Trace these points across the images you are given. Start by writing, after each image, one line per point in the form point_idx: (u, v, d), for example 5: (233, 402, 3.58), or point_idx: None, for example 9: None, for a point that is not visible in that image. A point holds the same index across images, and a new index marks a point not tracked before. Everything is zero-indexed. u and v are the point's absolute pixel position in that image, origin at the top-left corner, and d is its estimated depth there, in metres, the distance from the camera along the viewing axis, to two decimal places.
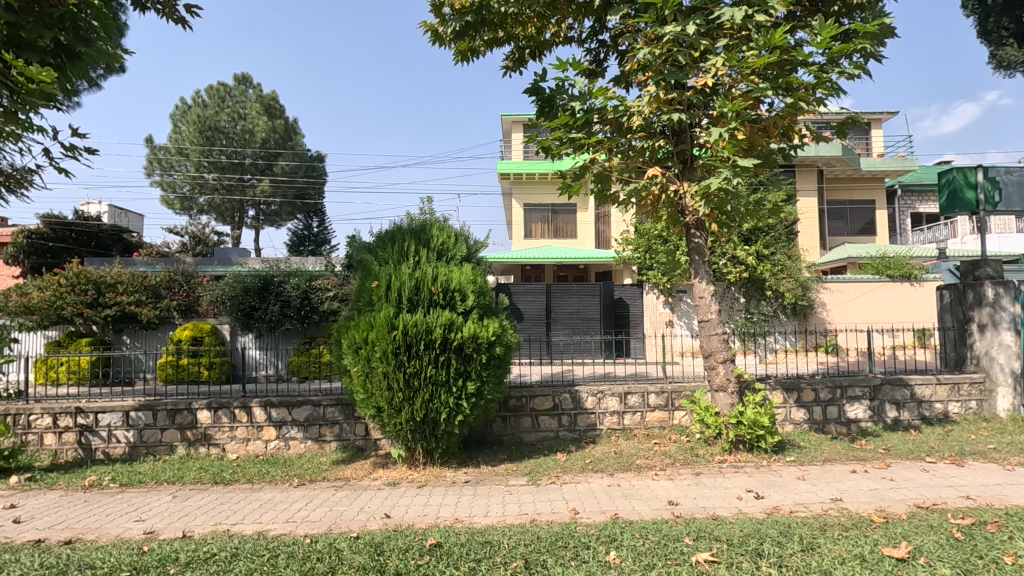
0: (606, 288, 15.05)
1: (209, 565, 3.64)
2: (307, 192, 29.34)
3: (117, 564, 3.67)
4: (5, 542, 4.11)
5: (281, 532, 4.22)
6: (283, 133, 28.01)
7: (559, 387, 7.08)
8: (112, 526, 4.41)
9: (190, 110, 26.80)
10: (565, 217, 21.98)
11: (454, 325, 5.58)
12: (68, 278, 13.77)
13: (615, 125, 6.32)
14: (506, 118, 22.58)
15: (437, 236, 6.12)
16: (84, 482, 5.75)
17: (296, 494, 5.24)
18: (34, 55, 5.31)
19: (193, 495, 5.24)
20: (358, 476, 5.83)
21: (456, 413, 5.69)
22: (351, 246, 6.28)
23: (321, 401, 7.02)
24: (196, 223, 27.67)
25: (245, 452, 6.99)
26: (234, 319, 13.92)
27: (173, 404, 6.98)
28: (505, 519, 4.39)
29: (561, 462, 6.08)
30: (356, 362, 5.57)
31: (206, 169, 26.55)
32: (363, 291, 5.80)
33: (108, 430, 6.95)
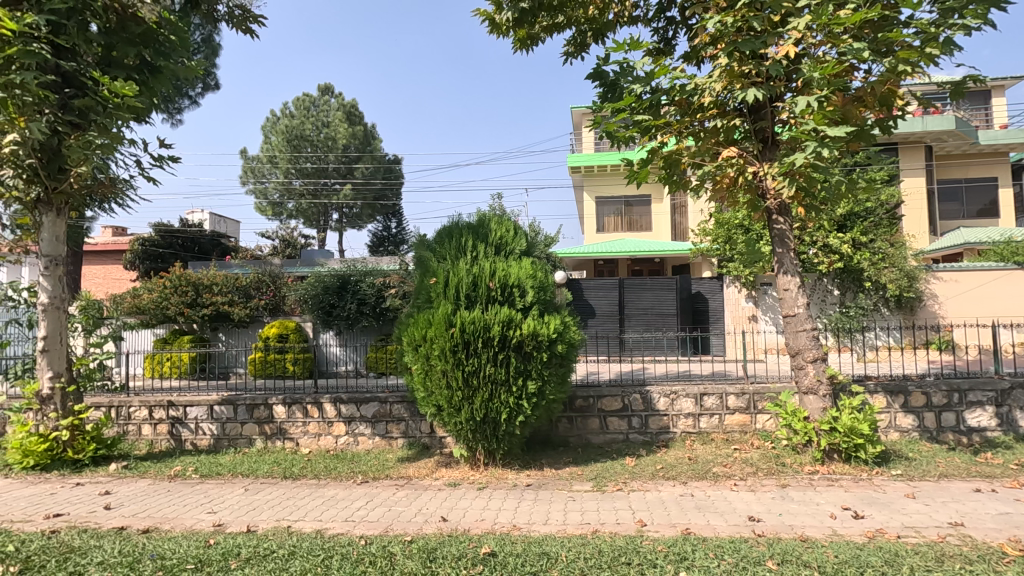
0: (683, 282, 14.36)
1: (267, 562, 3.65)
2: (385, 193, 30.36)
3: (185, 555, 3.78)
4: (93, 528, 4.40)
5: (338, 532, 4.20)
6: (362, 139, 29.18)
7: (628, 387, 6.69)
8: (187, 517, 4.60)
9: (279, 121, 28.64)
10: (639, 209, 21.19)
11: (513, 322, 5.38)
12: (172, 280, 14.94)
13: (684, 105, 5.84)
14: (576, 110, 22.19)
15: (496, 230, 5.92)
16: (170, 472, 6.10)
17: (358, 491, 5.26)
18: (122, 71, 6.44)
19: (263, 490, 5.40)
20: (420, 475, 5.77)
21: (517, 413, 5.48)
22: (411, 244, 6.22)
23: (388, 398, 7.08)
24: (285, 227, 29.44)
25: (317, 447, 7.17)
26: (315, 317, 14.54)
27: (252, 399, 7.31)
28: (565, 529, 4.11)
29: (630, 467, 5.69)
30: (416, 360, 5.49)
31: (293, 175, 28.18)
32: (421, 289, 5.73)
33: (195, 422, 7.38)
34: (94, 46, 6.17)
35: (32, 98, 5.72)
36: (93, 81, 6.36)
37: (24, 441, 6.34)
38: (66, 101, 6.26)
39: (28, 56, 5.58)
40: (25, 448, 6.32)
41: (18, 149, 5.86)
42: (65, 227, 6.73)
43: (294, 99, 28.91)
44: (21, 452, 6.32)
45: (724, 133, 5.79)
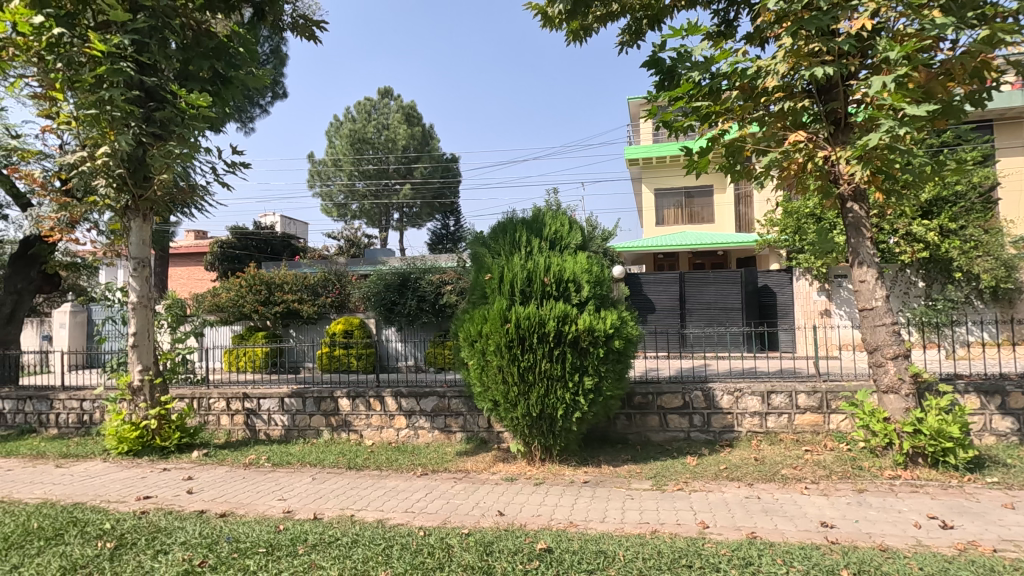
0: (748, 275, 13.76)
1: (332, 548, 3.80)
2: (443, 192, 30.90)
3: (257, 539, 4.01)
4: (177, 511, 4.74)
5: (398, 522, 4.32)
6: (421, 139, 29.84)
7: (689, 384, 6.48)
8: (260, 503, 4.87)
9: (342, 126, 29.78)
10: (701, 201, 20.47)
11: (568, 318, 5.33)
12: (247, 280, 15.86)
13: (747, 89, 5.55)
14: (633, 101, 21.71)
15: (550, 225, 5.88)
16: (245, 460, 6.48)
17: (418, 484, 5.38)
18: (197, 84, 6.89)
19: (329, 479, 5.64)
20: (478, 469, 5.83)
21: (574, 409, 5.42)
22: (466, 240, 6.27)
23: (446, 392, 7.20)
24: (350, 228, 30.55)
25: (380, 439, 7.41)
26: (378, 313, 15.02)
27: (319, 392, 7.64)
28: (623, 527, 4.03)
29: (692, 466, 5.51)
30: (472, 356, 5.54)
31: (356, 177, 29.22)
32: (477, 285, 5.78)
33: (268, 414, 7.81)
34: (172, 62, 6.63)
35: (120, 113, 6.21)
36: (173, 94, 6.84)
37: (119, 428, 6.92)
38: (149, 114, 6.74)
39: (116, 74, 6.07)
40: (120, 435, 6.90)
41: (110, 160, 6.39)
42: (151, 231, 7.27)
43: (356, 103, 29.94)
44: (117, 438, 6.91)
45: (792, 116, 5.46)
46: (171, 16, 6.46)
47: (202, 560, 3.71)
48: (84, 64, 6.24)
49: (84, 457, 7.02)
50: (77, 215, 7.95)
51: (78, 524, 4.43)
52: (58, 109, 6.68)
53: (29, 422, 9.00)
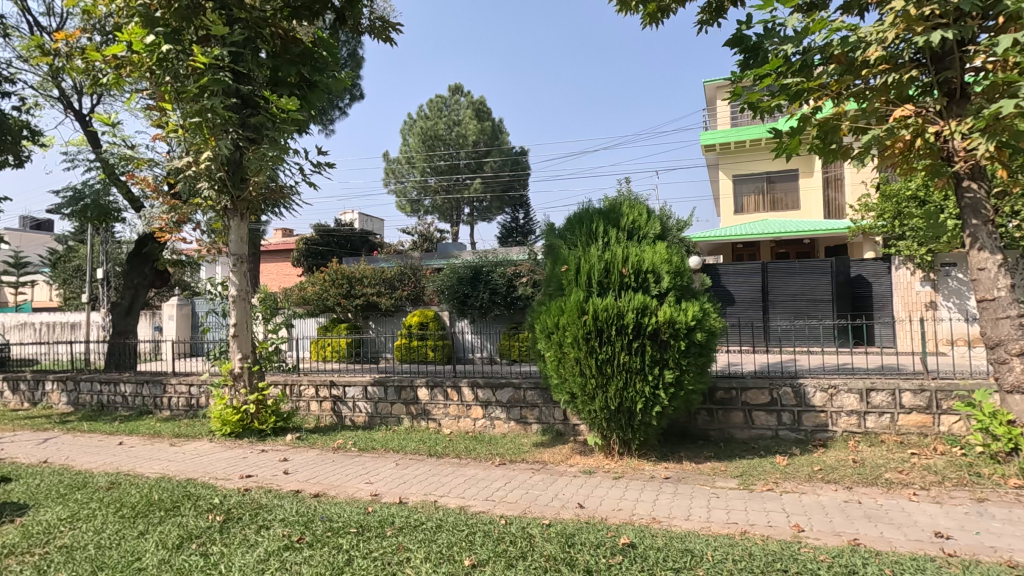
0: (839, 264, 12.87)
1: (418, 532, 3.94)
2: (513, 185, 30.95)
3: (349, 519, 4.22)
4: (276, 489, 5.08)
5: (480, 510, 4.40)
6: (491, 134, 30.10)
7: (777, 379, 6.14)
8: (349, 486, 5.13)
9: (415, 124, 30.66)
10: (785, 186, 19.29)
11: (648, 310, 5.20)
12: (330, 274, 16.69)
13: (843, 62, 5.13)
14: (709, 85, 20.81)
15: (627, 214, 5.73)
16: (334, 444, 6.85)
17: (496, 473, 5.46)
18: (287, 89, 7.31)
19: (411, 465, 5.85)
20: (555, 461, 5.84)
21: (653, 403, 5.28)
22: (542, 232, 6.25)
23: (521, 383, 7.26)
24: (423, 223, 31.37)
25: (457, 428, 7.58)
26: (452, 306, 15.36)
27: (399, 381, 7.94)
28: (710, 527, 3.88)
29: (782, 466, 5.21)
30: (549, 348, 5.52)
31: (429, 174, 30.02)
32: (553, 276, 5.75)
33: (353, 401, 8.20)
34: (265, 70, 7.08)
35: (220, 119, 6.71)
36: (266, 100, 7.30)
37: (223, 411, 7.52)
38: (245, 120, 7.23)
39: (217, 84, 6.59)
40: (224, 418, 7.50)
41: (212, 164, 6.92)
42: (248, 230, 7.82)
43: (428, 101, 30.71)
44: (221, 420, 7.52)
45: (896, 89, 4.97)
46: (263, 26, 7.00)
47: (300, 537, 3.95)
48: (189, 76, 6.80)
49: (193, 437, 7.69)
50: (184, 216, 8.68)
51: (192, 497, 4.86)
52: (167, 118, 7.31)
53: (146, 404, 9.98)
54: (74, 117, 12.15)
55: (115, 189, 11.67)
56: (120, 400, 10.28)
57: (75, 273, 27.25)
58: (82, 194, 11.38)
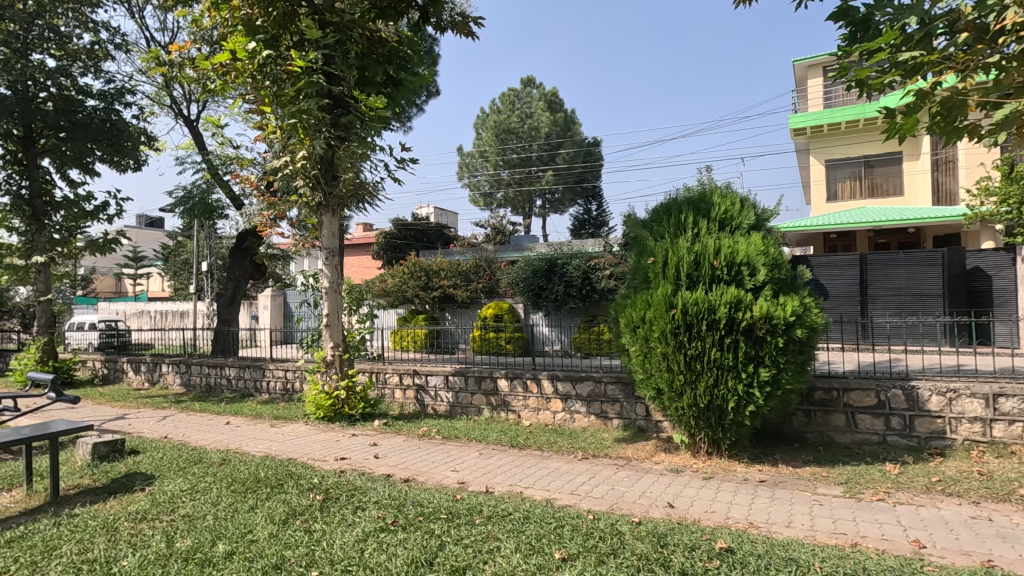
0: (954, 256, 11.69)
1: (506, 522, 3.98)
2: (585, 176, 30.54)
3: (439, 506, 4.35)
4: (369, 473, 5.33)
5: (566, 503, 4.38)
6: (564, 125, 29.84)
7: (885, 380, 5.66)
8: (436, 473, 5.29)
9: (489, 117, 30.98)
10: (887, 170, 17.75)
11: (742, 304, 4.95)
12: (409, 267, 17.25)
13: (971, 31, 4.61)
14: (799, 64, 19.47)
15: (719, 204, 5.46)
16: (419, 432, 7.09)
17: (580, 467, 5.42)
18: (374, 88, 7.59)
19: (495, 455, 5.94)
20: (639, 457, 5.71)
21: (746, 402, 5.00)
22: (625, 224, 6.09)
23: (602, 377, 7.16)
24: (496, 217, 31.67)
25: (537, 420, 7.60)
26: (526, 298, 15.41)
27: (480, 372, 8.07)
28: (815, 536, 3.64)
29: (893, 475, 4.80)
30: (634, 342, 5.39)
31: (501, 167, 30.27)
32: (638, 269, 5.59)
33: (435, 390, 8.43)
34: (353, 70, 7.39)
35: (313, 119, 7.06)
36: (354, 99, 7.60)
37: (316, 396, 7.97)
38: (336, 119, 7.58)
39: (311, 85, 6.96)
40: (317, 402, 7.95)
41: (308, 163, 7.32)
42: (338, 224, 8.20)
43: (501, 95, 30.92)
44: (315, 405, 7.96)
45: None
46: (352, 28, 7.27)
47: (394, 520, 4.11)
48: (286, 80, 7.19)
49: (291, 419, 8.22)
50: (281, 212, 9.24)
51: (294, 476, 5.19)
52: (266, 120, 7.78)
53: (248, 386, 10.77)
54: (184, 123, 13.28)
55: (219, 188, 12.63)
56: (225, 382, 11.17)
57: (183, 267, 29.85)
58: (191, 194, 12.42)
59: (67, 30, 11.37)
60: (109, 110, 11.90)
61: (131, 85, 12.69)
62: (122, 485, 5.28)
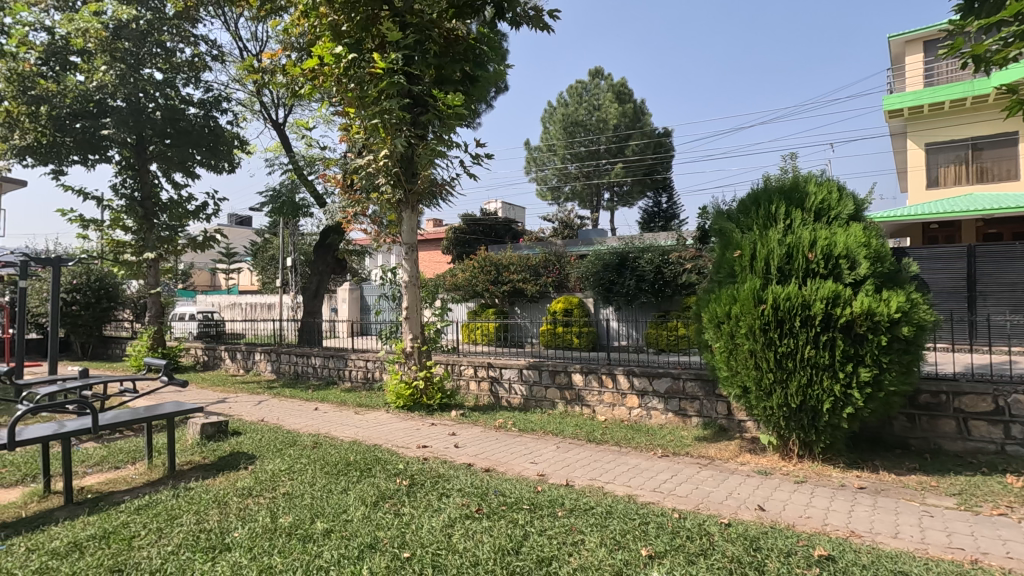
0: None
1: (589, 516, 3.98)
2: (656, 168, 29.69)
3: (521, 496, 4.41)
4: (450, 461, 5.49)
5: (649, 500, 4.31)
6: (633, 116, 29.20)
7: (1004, 385, 5.14)
8: (516, 464, 5.37)
9: (556, 111, 30.91)
10: (997, 153, 16.07)
11: (840, 299, 4.66)
12: (479, 261, 17.51)
13: None
14: (895, 40, 17.94)
15: (814, 193, 5.15)
16: (496, 423, 7.21)
17: (661, 464, 5.31)
18: (451, 86, 7.77)
19: (572, 449, 5.94)
20: (723, 457, 5.52)
21: (843, 403, 4.70)
22: (709, 216, 5.89)
23: (681, 374, 6.97)
24: (564, 211, 31.51)
25: (612, 416, 7.52)
26: (596, 292, 15.23)
27: (554, 366, 8.08)
28: (927, 549, 3.38)
29: (1016, 489, 4.36)
30: (719, 338, 5.21)
31: (569, 160, 30.16)
32: (723, 262, 5.40)
33: (509, 382, 8.54)
34: (430, 70, 7.60)
35: (394, 118, 7.30)
36: (433, 98, 7.80)
37: (397, 385, 8.29)
38: (416, 118, 7.82)
39: (393, 86, 7.20)
40: (398, 391, 8.25)
41: (389, 161, 7.58)
42: (417, 220, 8.46)
43: (569, 88, 30.74)
44: (395, 394, 8.27)
45: None
46: (431, 28, 7.50)
47: (478, 508, 4.21)
48: (370, 82, 7.46)
49: (373, 407, 8.60)
50: (363, 210, 9.65)
51: (381, 461, 5.44)
52: (349, 122, 8.13)
53: (332, 375, 11.36)
54: (272, 127, 14.13)
55: (303, 188, 13.35)
56: (312, 370, 11.84)
57: (270, 263, 31.92)
58: (279, 193, 13.24)
59: (172, 45, 12.33)
60: (207, 118, 12.86)
61: (226, 92, 13.64)
62: (227, 463, 5.74)
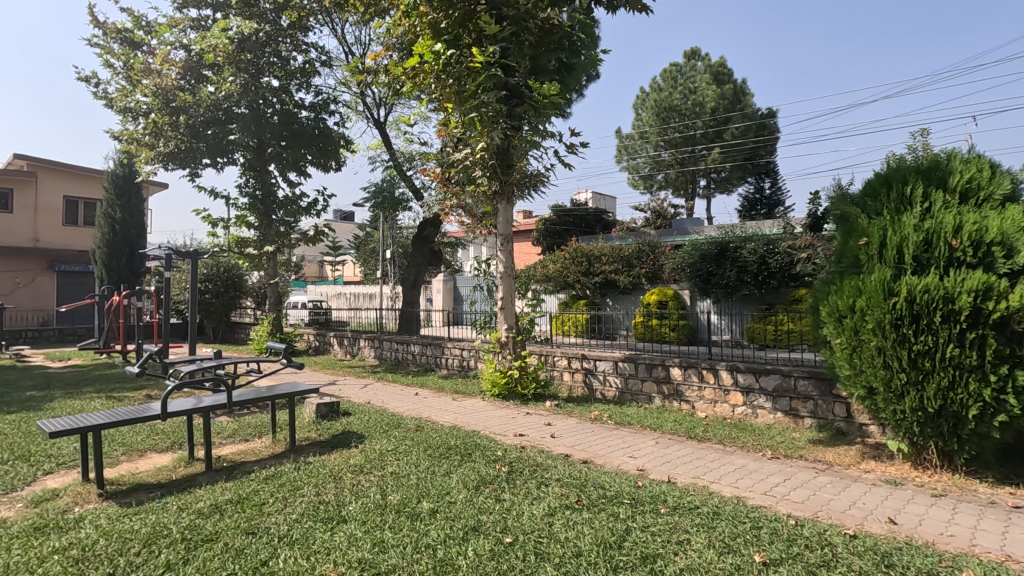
0: None
1: (695, 516, 3.82)
2: (758, 152, 27.81)
3: (621, 489, 4.34)
4: (547, 451, 5.50)
5: (761, 504, 4.06)
6: (732, 98, 27.62)
7: None
8: (614, 457, 5.29)
9: (649, 96, 29.91)
10: None
11: (992, 292, 4.09)
12: (571, 253, 17.37)
13: None
14: None
15: (959, 172, 4.56)
16: (591, 415, 7.14)
17: (771, 467, 4.99)
18: (546, 76, 7.77)
19: (672, 445, 5.74)
20: (844, 463, 5.08)
21: (994, 410, 4.14)
22: (829, 201, 5.41)
23: (791, 371, 6.50)
24: (657, 199, 30.49)
25: (714, 413, 7.18)
26: (693, 284, 14.57)
27: (651, 359, 7.87)
28: None
29: None
30: (840, 334, 4.80)
31: (663, 147, 29.02)
32: (846, 251, 4.94)
33: (603, 374, 8.42)
34: (526, 60, 7.62)
35: (491, 111, 7.39)
36: (529, 89, 7.81)
37: (492, 374, 8.43)
38: (511, 110, 7.84)
39: (491, 79, 7.30)
40: (493, 379, 8.39)
41: (486, 154, 7.70)
42: (512, 212, 8.54)
43: (663, 72, 29.60)
44: (491, 382, 8.41)
45: None
46: (527, 19, 7.51)
47: (577, 499, 4.19)
48: (468, 77, 7.62)
49: (470, 395, 8.84)
50: (460, 203, 9.89)
51: (479, 447, 5.58)
52: (447, 117, 8.35)
53: (430, 362, 11.83)
54: (375, 125, 14.90)
55: (402, 183, 13.94)
56: (411, 357, 12.40)
57: (371, 255, 33.83)
58: (381, 188, 13.93)
59: (287, 54, 13.37)
60: (317, 120, 13.84)
61: (334, 95, 14.56)
62: (340, 442, 6.16)
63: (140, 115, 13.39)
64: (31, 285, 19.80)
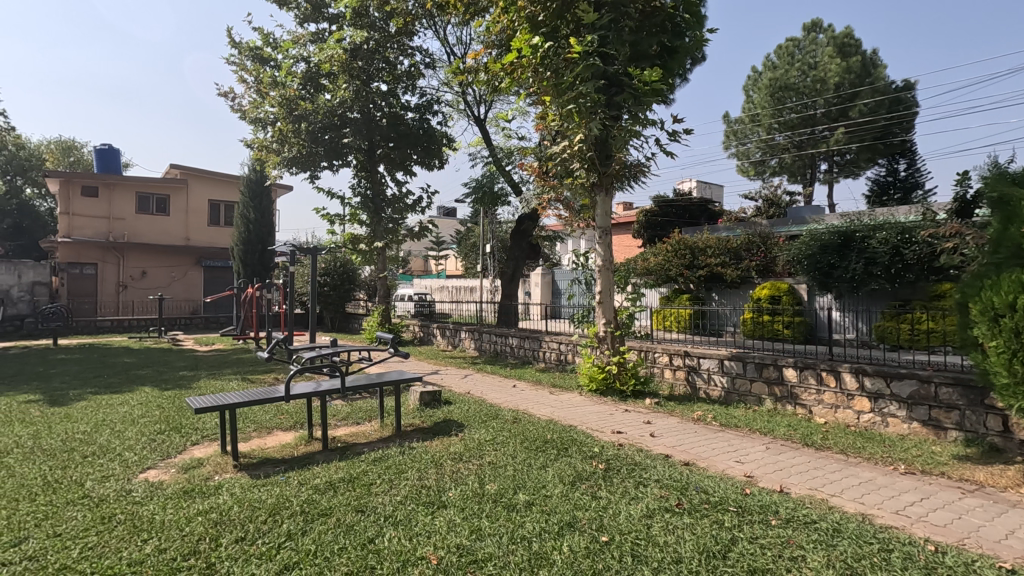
0: None
1: (812, 531, 3.50)
2: (891, 130, 24.88)
3: (726, 496, 4.09)
4: (646, 450, 5.33)
5: (892, 524, 3.63)
6: (860, 71, 24.95)
7: None
8: (718, 461, 5.00)
9: (762, 76, 27.86)
10: None
11: None
12: (673, 245, 16.66)
13: None
14: None
15: None
16: (694, 415, 6.81)
17: (905, 483, 4.45)
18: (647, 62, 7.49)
19: (785, 452, 5.31)
20: (998, 485, 4.40)
21: None
22: (981, 183, 4.68)
23: (932, 377, 5.75)
24: (770, 187, 28.39)
25: (834, 419, 6.56)
26: (811, 278, 13.38)
27: (761, 358, 7.35)
28: None
29: None
30: (997, 336, 4.16)
31: (777, 130, 26.90)
32: (1005, 240, 4.25)
33: (708, 373, 7.99)
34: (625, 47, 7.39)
35: (590, 101, 7.25)
36: (628, 76, 7.56)
37: (589, 368, 8.34)
38: (611, 99, 7.63)
39: (589, 68, 7.17)
40: (591, 374, 8.29)
41: (584, 145, 7.57)
42: (611, 203, 8.34)
43: (778, 48, 27.42)
44: (589, 376, 8.32)
45: None
46: (627, 4, 7.29)
47: (678, 502, 4.01)
48: (565, 68, 7.55)
49: (568, 389, 8.81)
50: (557, 196, 9.84)
51: (576, 442, 5.54)
52: (544, 109, 8.32)
53: (528, 355, 11.95)
54: (475, 123, 15.27)
55: (501, 178, 14.16)
56: (509, 349, 12.61)
57: (472, 249, 34.82)
58: (481, 184, 14.26)
59: (394, 59, 14.09)
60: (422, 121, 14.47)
61: (437, 96, 15.12)
62: (442, 429, 6.40)
63: (268, 124, 14.76)
64: (184, 279, 22.66)
